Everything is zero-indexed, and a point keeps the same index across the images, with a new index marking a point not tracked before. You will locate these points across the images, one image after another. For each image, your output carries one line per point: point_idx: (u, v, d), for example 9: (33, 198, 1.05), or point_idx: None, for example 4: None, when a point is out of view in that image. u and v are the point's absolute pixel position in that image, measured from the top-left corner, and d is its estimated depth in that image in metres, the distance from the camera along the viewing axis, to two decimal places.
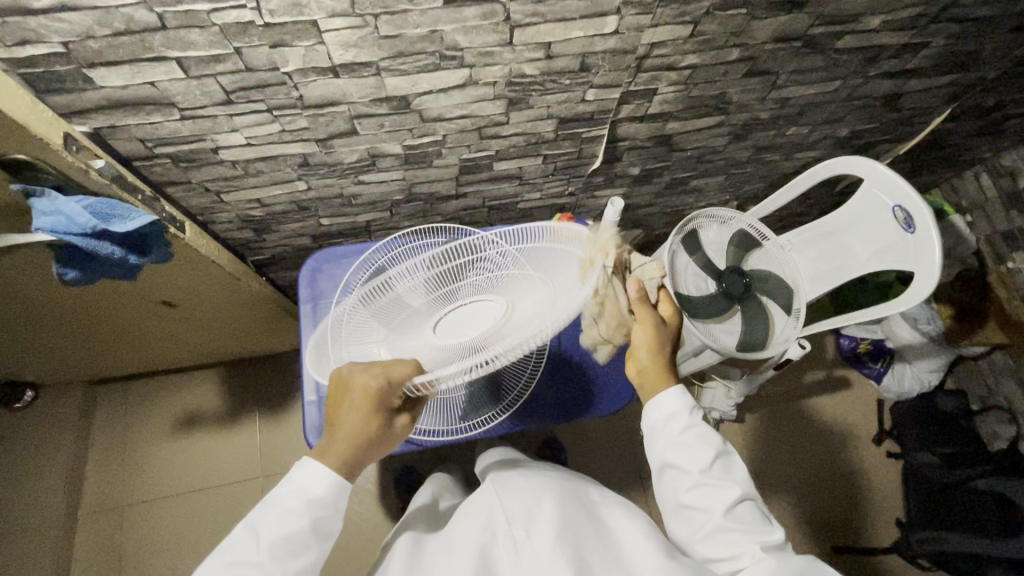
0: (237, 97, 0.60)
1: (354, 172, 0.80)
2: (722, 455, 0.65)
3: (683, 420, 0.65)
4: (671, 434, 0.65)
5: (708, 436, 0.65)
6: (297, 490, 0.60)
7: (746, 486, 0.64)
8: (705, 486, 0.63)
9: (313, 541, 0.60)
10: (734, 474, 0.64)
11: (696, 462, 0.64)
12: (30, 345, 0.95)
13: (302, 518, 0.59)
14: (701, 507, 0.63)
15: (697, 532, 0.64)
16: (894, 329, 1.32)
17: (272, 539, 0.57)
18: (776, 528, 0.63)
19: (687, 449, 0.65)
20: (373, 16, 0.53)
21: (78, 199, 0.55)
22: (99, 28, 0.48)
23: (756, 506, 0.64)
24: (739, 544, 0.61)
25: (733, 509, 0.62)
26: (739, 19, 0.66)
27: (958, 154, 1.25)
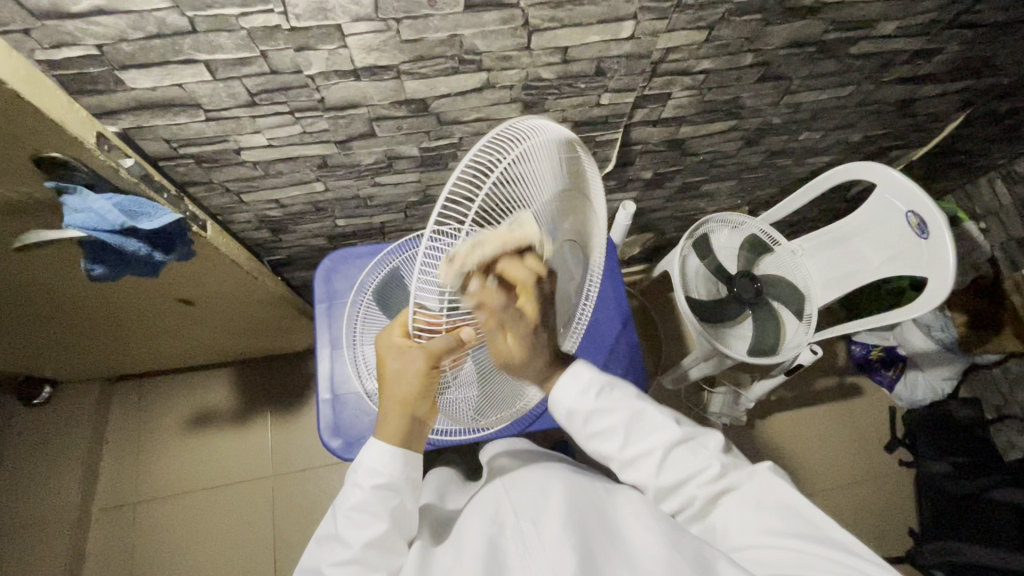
0: (261, 99, 0.62)
1: (371, 174, 0.81)
2: (632, 421, 0.66)
3: (580, 413, 0.65)
4: (579, 428, 0.67)
5: (607, 415, 0.66)
6: (361, 468, 0.60)
7: (663, 437, 0.65)
8: (631, 462, 0.66)
9: (379, 511, 0.59)
10: (650, 433, 0.66)
11: (613, 446, 0.66)
12: (52, 341, 0.97)
13: (363, 490, 0.60)
14: (639, 482, 0.66)
15: (648, 495, 0.67)
16: (906, 336, 1.34)
17: (343, 512, 0.60)
18: (709, 457, 0.64)
19: (601, 436, 0.66)
20: (395, 20, 0.55)
21: (108, 196, 0.56)
22: (133, 31, 0.50)
23: (685, 446, 0.65)
24: (682, 492, 0.64)
25: (664, 466, 0.65)
26: (753, 25, 0.67)
27: (972, 160, 1.25)
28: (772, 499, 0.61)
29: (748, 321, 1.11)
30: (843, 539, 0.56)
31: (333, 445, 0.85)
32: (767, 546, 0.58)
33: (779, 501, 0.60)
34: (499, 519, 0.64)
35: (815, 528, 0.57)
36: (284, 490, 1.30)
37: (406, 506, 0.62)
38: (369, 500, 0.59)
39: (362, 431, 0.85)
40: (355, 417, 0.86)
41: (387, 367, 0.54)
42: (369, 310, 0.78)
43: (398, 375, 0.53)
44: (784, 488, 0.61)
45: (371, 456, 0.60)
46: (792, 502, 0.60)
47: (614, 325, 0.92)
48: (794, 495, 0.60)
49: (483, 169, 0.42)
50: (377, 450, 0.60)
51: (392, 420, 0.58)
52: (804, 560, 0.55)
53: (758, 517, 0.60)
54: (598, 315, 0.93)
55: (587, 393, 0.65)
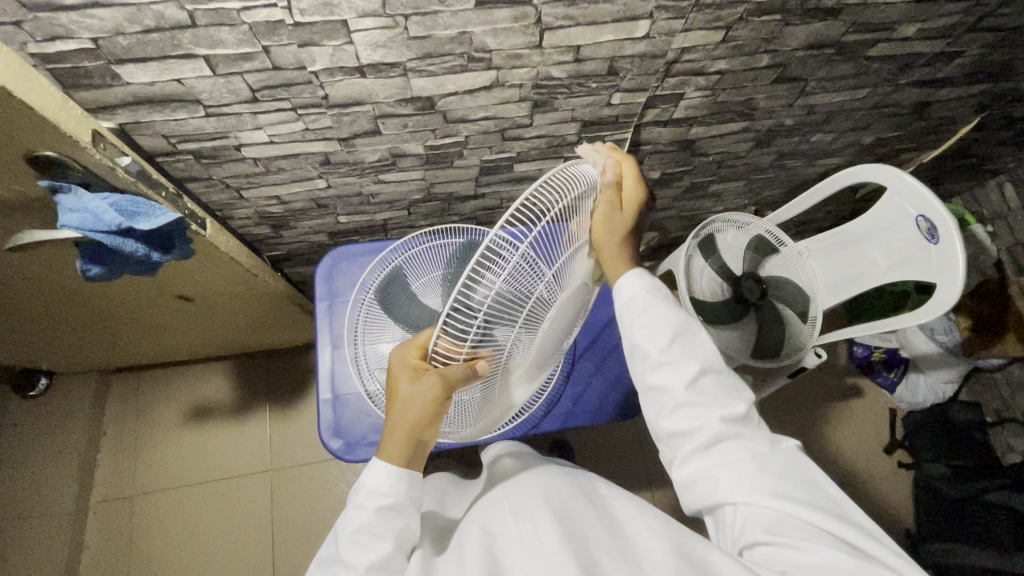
0: (263, 95, 0.60)
1: (374, 171, 0.79)
2: (681, 332, 0.62)
3: (642, 302, 0.63)
4: (629, 317, 0.63)
5: (666, 314, 0.62)
6: (366, 491, 0.60)
7: (706, 359, 0.62)
8: (666, 365, 0.61)
9: (384, 532, 0.58)
10: (694, 349, 0.62)
11: (657, 342, 0.61)
12: (48, 335, 0.95)
13: (366, 512, 0.59)
14: (662, 386, 0.61)
15: (660, 411, 0.62)
16: (908, 338, 1.33)
17: (347, 534, 0.58)
18: (740, 400, 0.62)
19: (647, 331, 0.62)
20: (404, 16, 0.52)
21: (104, 196, 0.55)
22: (130, 25, 0.48)
23: (722, 380, 0.62)
24: (702, 417, 0.60)
25: (695, 385, 0.61)
26: (772, 25, 0.65)
27: (983, 163, 1.23)
28: (796, 470, 0.59)
29: (750, 323, 1.09)
30: (859, 521, 0.56)
31: (333, 446, 0.84)
32: (785, 507, 0.56)
33: (801, 475, 0.59)
34: (498, 527, 0.62)
35: (834, 505, 0.57)
36: (282, 485, 1.29)
37: (412, 526, 0.61)
38: (375, 519, 0.58)
39: (363, 432, 0.84)
40: (356, 418, 0.85)
41: (401, 390, 0.56)
42: (370, 310, 0.77)
43: (412, 399, 0.55)
44: (807, 468, 0.60)
45: (375, 477, 0.60)
46: (815, 479, 0.59)
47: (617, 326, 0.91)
48: (820, 475, 0.59)
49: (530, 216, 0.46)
50: (381, 472, 0.60)
51: (397, 440, 0.58)
52: (821, 533, 0.54)
53: (771, 479, 0.58)
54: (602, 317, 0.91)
55: (653, 293, 0.63)
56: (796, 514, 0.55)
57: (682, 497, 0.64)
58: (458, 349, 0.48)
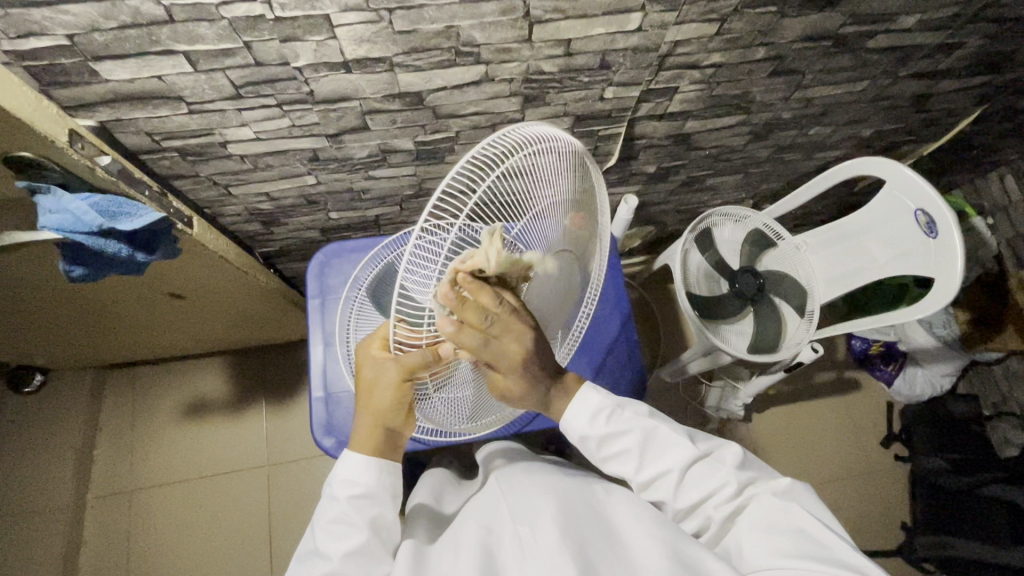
0: (246, 91, 0.58)
1: (365, 167, 0.78)
2: (648, 441, 0.65)
3: (594, 439, 0.64)
4: (593, 451, 0.66)
5: (624, 437, 0.65)
6: (339, 481, 0.61)
7: (679, 457, 0.64)
8: (649, 482, 0.66)
9: (357, 522, 0.59)
10: (666, 453, 0.65)
11: (631, 467, 0.65)
12: (41, 333, 0.95)
13: (337, 502, 0.60)
14: (658, 500, 0.66)
15: (668, 513, 0.68)
16: (907, 331, 1.30)
17: (322, 525, 0.60)
18: (729, 475, 0.63)
19: (618, 457, 0.65)
20: (387, 11, 0.51)
21: (84, 196, 0.54)
22: (105, 21, 0.47)
23: (702, 464, 0.64)
24: (700, 512, 0.65)
25: (683, 487, 0.65)
26: (767, 17, 0.63)
27: (984, 155, 1.22)
28: (782, 521, 0.58)
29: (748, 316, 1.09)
30: (853, 563, 0.52)
31: (326, 444, 0.83)
32: (768, 561, 0.55)
33: (790, 525, 0.58)
34: (496, 525, 0.62)
35: (823, 550, 0.54)
36: (279, 479, 1.30)
37: (386, 516, 0.62)
38: (345, 511, 0.60)
39: None
40: (349, 416, 0.84)
41: (365, 379, 0.56)
42: (363, 306, 0.76)
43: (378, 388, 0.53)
44: (795, 510, 0.59)
45: (346, 467, 0.61)
46: (803, 525, 0.57)
47: (613, 323, 0.90)
48: (808, 517, 0.57)
49: (482, 167, 0.41)
50: (352, 462, 0.61)
51: (367, 431, 0.59)
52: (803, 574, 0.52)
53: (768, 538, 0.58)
54: (601, 315, 0.90)
55: (599, 418, 0.64)
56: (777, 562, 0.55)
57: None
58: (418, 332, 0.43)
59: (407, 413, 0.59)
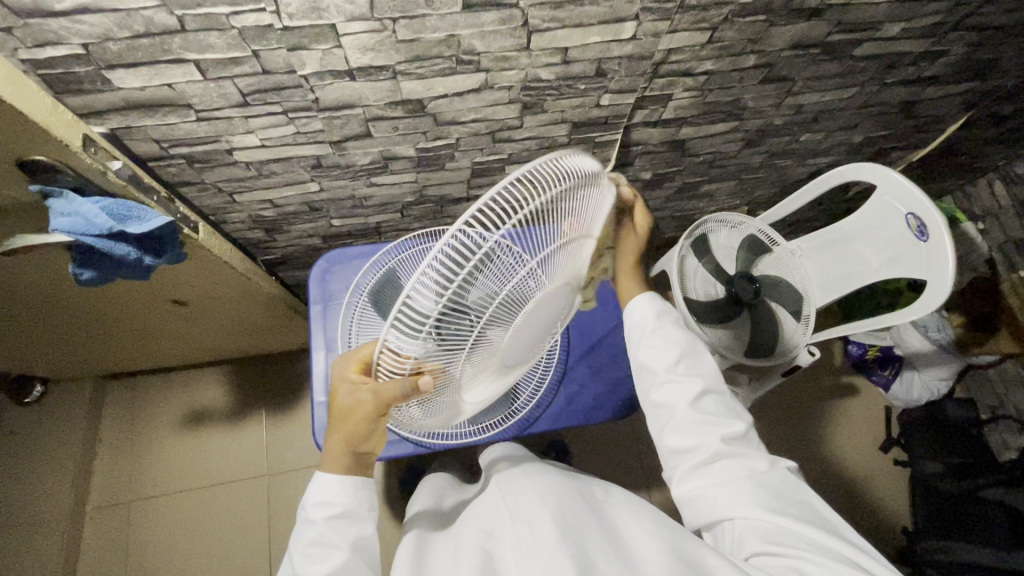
0: (253, 99, 0.60)
1: (367, 174, 0.80)
2: (688, 352, 0.67)
3: (649, 324, 0.68)
4: (640, 338, 0.68)
5: (674, 336, 0.67)
6: (314, 502, 0.60)
7: (709, 377, 0.66)
8: (671, 382, 0.65)
9: (337, 542, 0.59)
10: (700, 370, 0.66)
11: (665, 358, 0.66)
12: (43, 341, 0.96)
13: (314, 524, 0.59)
14: (668, 402, 0.64)
15: (663, 427, 0.65)
16: (903, 336, 1.31)
17: (300, 549, 0.58)
18: (740, 420, 0.64)
19: (656, 346, 0.67)
20: (391, 20, 0.53)
21: (95, 200, 0.55)
22: (119, 30, 0.48)
23: (722, 397, 0.65)
24: (702, 434, 0.62)
25: (699, 402, 0.64)
26: (757, 26, 0.66)
27: (973, 161, 1.24)
28: (791, 492, 0.60)
29: (744, 321, 1.09)
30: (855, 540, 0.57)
31: (327, 449, 0.84)
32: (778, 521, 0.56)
33: (796, 497, 0.60)
34: (496, 527, 0.62)
35: (830, 525, 0.57)
36: (278, 490, 1.29)
37: (367, 533, 0.61)
38: (325, 531, 0.59)
39: None
40: None
41: (343, 401, 0.56)
42: (366, 312, 0.77)
43: (351, 411, 0.55)
44: (803, 489, 0.61)
45: (321, 488, 0.61)
46: (810, 499, 0.60)
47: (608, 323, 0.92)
48: (813, 493, 0.60)
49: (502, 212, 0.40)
50: (326, 482, 0.61)
51: (341, 449, 0.60)
52: (815, 545, 0.54)
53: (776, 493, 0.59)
54: (597, 316, 0.92)
55: (660, 315, 0.69)
56: (790, 527, 0.56)
57: (683, 514, 0.65)
58: (400, 365, 0.45)
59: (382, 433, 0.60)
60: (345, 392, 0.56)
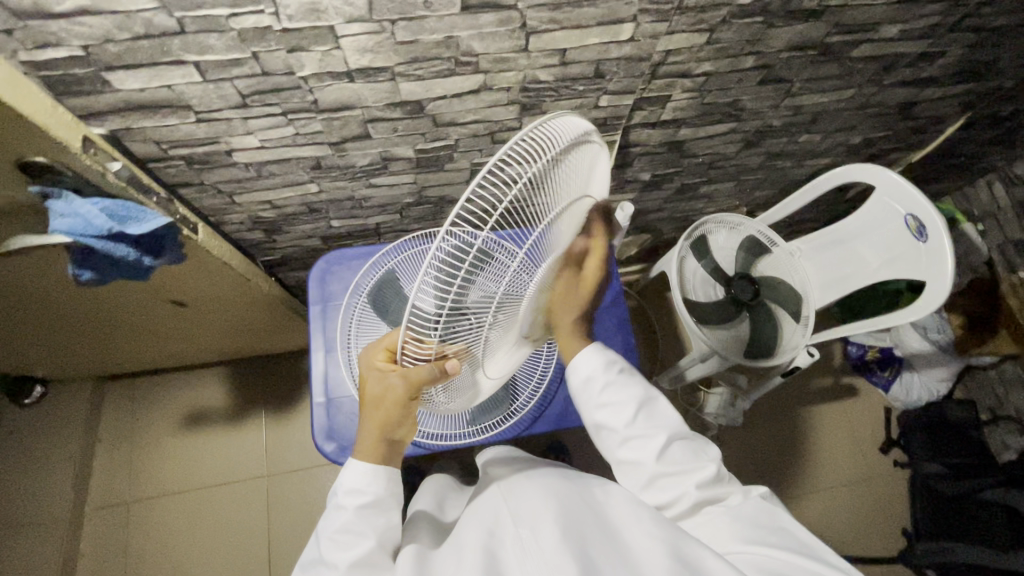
0: (252, 101, 0.60)
1: (366, 175, 0.80)
2: (644, 403, 0.68)
3: (601, 381, 0.68)
4: (593, 397, 0.68)
5: (628, 390, 0.68)
6: (346, 489, 0.61)
7: (671, 426, 0.67)
8: (634, 440, 0.66)
9: (365, 530, 0.60)
10: (658, 419, 0.67)
11: (621, 419, 0.66)
12: (43, 342, 0.96)
13: (345, 511, 0.60)
14: (634, 461, 0.65)
15: (637, 484, 0.66)
16: (903, 337, 1.32)
17: (328, 535, 0.60)
18: (709, 461, 0.65)
19: (609, 408, 0.67)
20: (390, 22, 0.53)
21: (94, 202, 0.56)
22: (119, 32, 0.49)
23: (687, 443, 0.66)
24: (674, 485, 0.64)
25: (665, 454, 0.65)
26: (755, 27, 0.66)
27: (972, 162, 1.24)
28: (769, 519, 0.61)
29: (743, 323, 1.09)
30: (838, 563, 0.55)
31: (327, 450, 0.84)
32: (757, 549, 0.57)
33: (775, 524, 0.60)
34: (497, 529, 0.62)
35: (809, 549, 0.56)
36: (278, 491, 1.29)
37: (394, 524, 0.62)
38: (354, 519, 0.60)
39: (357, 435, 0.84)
40: (350, 421, 0.85)
41: (371, 391, 0.56)
42: (365, 313, 0.77)
43: (381, 399, 0.55)
44: (781, 515, 0.62)
45: (353, 476, 0.61)
46: (788, 525, 0.60)
47: (607, 325, 0.92)
48: (792, 521, 0.60)
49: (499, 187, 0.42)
50: (359, 471, 0.61)
51: (373, 440, 0.60)
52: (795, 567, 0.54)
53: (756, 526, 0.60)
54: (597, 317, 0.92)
55: (610, 368, 0.69)
56: (763, 552, 0.56)
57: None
58: (426, 346, 0.45)
59: (412, 421, 0.60)
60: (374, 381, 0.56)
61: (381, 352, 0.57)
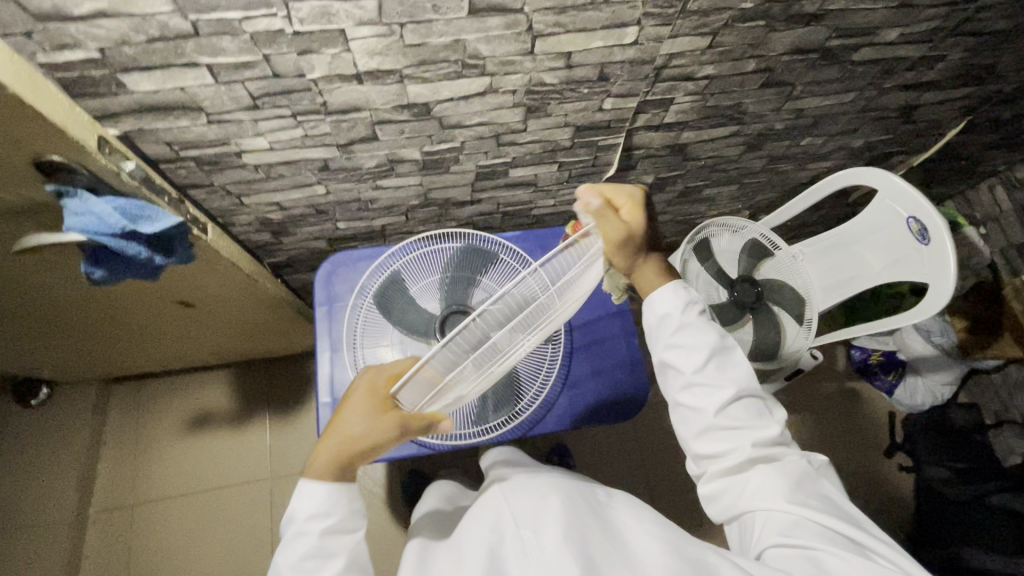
0: (263, 102, 0.61)
1: (372, 177, 0.81)
2: (718, 353, 0.63)
3: (675, 320, 0.64)
4: (664, 335, 0.64)
5: (704, 335, 0.63)
6: (311, 513, 0.58)
7: (742, 381, 0.63)
8: (699, 386, 0.62)
9: (335, 550, 0.57)
10: (730, 372, 0.63)
11: (691, 362, 0.63)
12: (53, 343, 0.97)
13: (309, 535, 0.57)
14: (695, 407, 0.62)
15: (689, 428, 0.64)
16: (906, 341, 1.30)
17: (292, 564, 0.56)
18: (772, 424, 0.63)
19: (681, 350, 0.63)
20: (398, 25, 0.54)
21: (108, 200, 0.57)
22: (135, 35, 0.50)
23: (754, 402, 0.63)
24: (732, 438, 0.61)
25: (730, 406, 0.62)
26: (757, 31, 0.67)
27: (973, 166, 1.25)
28: (813, 485, 0.61)
29: (746, 325, 1.09)
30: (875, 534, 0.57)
31: None
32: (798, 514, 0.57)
33: (818, 491, 0.60)
34: (499, 528, 0.62)
35: (848, 518, 0.58)
36: (282, 493, 1.29)
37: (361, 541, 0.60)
38: (320, 543, 0.57)
39: None
40: None
41: (359, 416, 0.57)
42: (370, 313, 0.79)
43: (366, 429, 0.57)
44: (823, 483, 0.61)
45: (315, 500, 0.59)
46: (829, 492, 0.60)
47: (612, 326, 0.92)
48: (836, 491, 0.61)
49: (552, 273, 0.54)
50: (323, 494, 0.59)
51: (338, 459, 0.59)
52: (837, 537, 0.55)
53: (804, 492, 0.59)
54: (601, 319, 0.93)
55: (692, 308, 0.65)
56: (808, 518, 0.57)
57: (707, 508, 0.66)
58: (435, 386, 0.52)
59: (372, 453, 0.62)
60: (371, 408, 0.57)
61: (384, 379, 0.58)
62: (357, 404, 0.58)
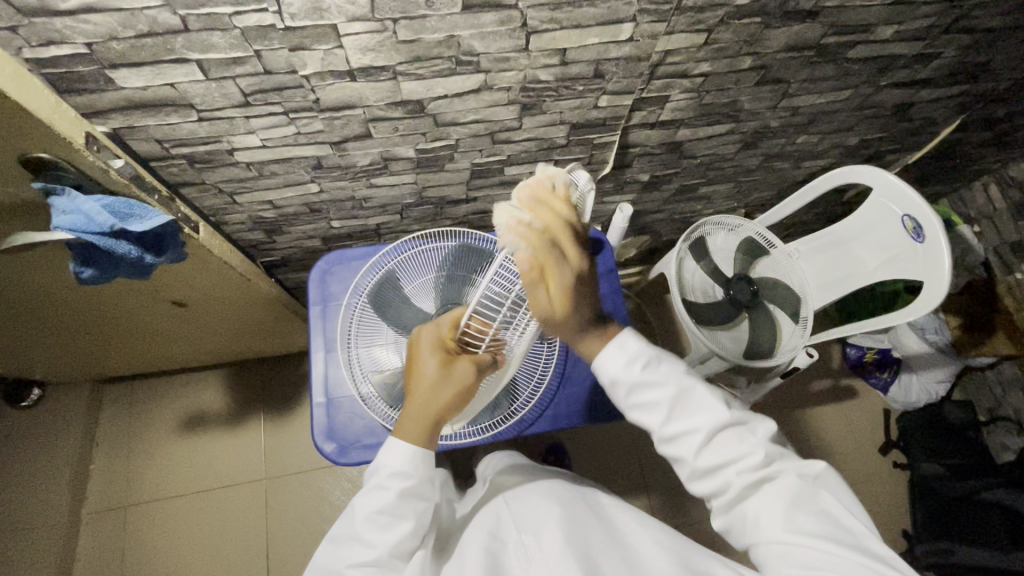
0: (254, 99, 0.61)
1: (366, 175, 0.80)
2: (678, 399, 0.62)
3: (624, 384, 0.63)
4: (620, 398, 0.64)
5: (657, 388, 0.63)
6: (387, 472, 0.59)
7: (710, 418, 0.62)
8: (672, 438, 0.63)
9: (405, 513, 0.59)
10: (697, 413, 0.62)
11: (655, 419, 0.63)
12: (44, 343, 0.96)
13: (388, 493, 0.59)
14: (676, 458, 0.63)
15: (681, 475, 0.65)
16: (901, 340, 1.31)
17: (366, 514, 0.59)
18: (757, 445, 0.61)
19: (643, 409, 0.63)
20: (391, 21, 0.54)
21: (95, 199, 0.56)
22: (123, 30, 0.49)
23: (732, 430, 0.62)
24: (719, 475, 0.61)
25: (706, 448, 0.62)
26: (753, 27, 0.66)
27: (968, 164, 1.25)
28: (812, 501, 0.58)
29: (742, 324, 1.08)
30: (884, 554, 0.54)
31: (327, 449, 0.83)
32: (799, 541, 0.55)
33: (817, 506, 0.58)
34: (499, 531, 0.62)
35: (853, 537, 0.55)
36: (277, 494, 1.28)
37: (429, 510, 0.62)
38: (396, 502, 0.59)
39: (357, 435, 0.84)
40: (350, 420, 0.85)
41: (431, 366, 0.60)
42: (365, 313, 0.78)
43: (443, 376, 0.60)
44: (822, 495, 0.59)
45: (394, 457, 0.60)
46: (832, 508, 0.58)
47: None
48: (837, 504, 0.58)
49: None
50: (399, 450, 0.60)
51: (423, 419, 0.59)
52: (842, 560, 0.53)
53: (805, 512, 0.57)
54: None
55: (634, 365, 0.63)
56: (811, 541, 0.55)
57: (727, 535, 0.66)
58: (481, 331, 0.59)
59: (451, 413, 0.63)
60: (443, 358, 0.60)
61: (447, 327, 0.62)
62: (423, 359, 0.61)
